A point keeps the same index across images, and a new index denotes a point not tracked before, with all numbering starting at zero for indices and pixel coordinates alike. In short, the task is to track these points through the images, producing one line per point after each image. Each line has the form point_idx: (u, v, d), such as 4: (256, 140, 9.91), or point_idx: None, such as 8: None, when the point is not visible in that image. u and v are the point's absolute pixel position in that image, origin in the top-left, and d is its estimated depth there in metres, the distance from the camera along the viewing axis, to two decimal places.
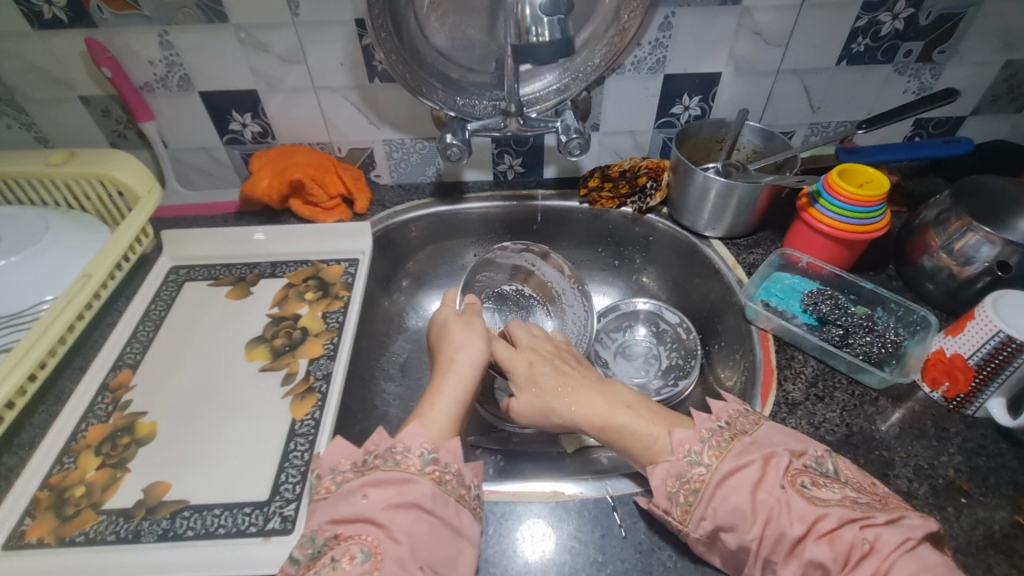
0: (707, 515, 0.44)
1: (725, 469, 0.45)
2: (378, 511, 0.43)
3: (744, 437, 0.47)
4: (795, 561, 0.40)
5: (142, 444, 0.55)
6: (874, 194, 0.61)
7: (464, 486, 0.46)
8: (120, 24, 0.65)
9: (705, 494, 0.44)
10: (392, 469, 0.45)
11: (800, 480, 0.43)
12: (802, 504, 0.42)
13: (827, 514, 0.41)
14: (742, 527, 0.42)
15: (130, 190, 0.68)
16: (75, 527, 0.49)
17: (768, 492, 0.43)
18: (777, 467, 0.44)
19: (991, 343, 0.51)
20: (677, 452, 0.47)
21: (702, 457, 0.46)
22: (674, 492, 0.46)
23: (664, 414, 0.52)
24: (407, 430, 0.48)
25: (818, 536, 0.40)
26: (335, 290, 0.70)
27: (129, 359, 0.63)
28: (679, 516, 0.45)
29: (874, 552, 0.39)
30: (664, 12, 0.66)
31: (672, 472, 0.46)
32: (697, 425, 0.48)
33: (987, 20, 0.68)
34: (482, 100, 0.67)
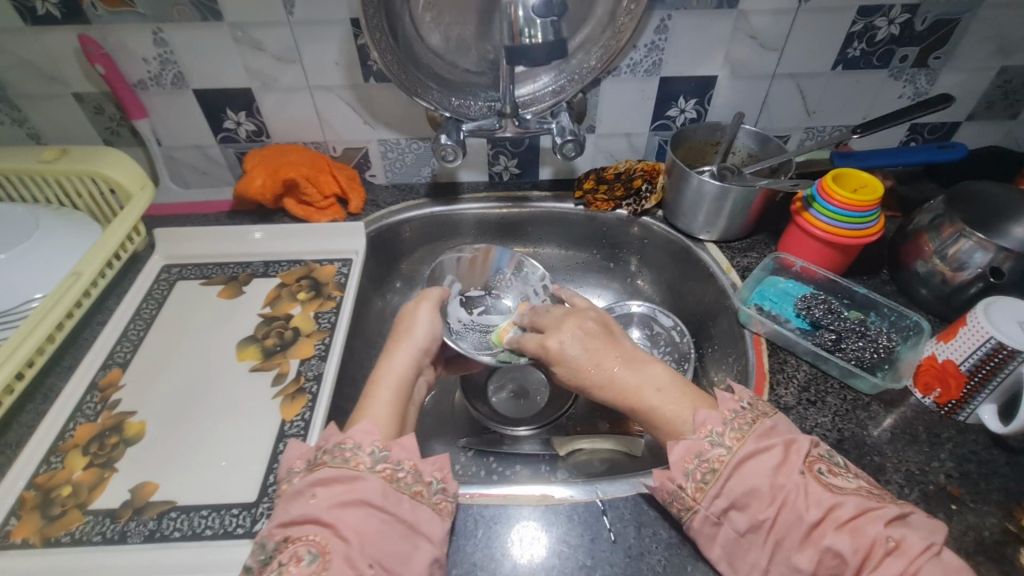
0: (722, 493, 0.44)
1: (746, 451, 0.44)
2: (325, 510, 0.42)
3: (765, 421, 0.47)
4: (812, 548, 0.40)
5: (131, 444, 0.54)
6: (867, 199, 0.61)
7: (421, 482, 0.46)
8: (114, 21, 0.64)
9: (723, 474, 0.44)
10: (340, 466, 0.44)
11: (818, 467, 0.44)
12: (820, 490, 0.42)
13: (843, 502, 0.41)
14: (755, 507, 0.42)
15: (122, 187, 0.67)
16: (61, 527, 0.49)
17: (788, 476, 0.43)
18: (799, 453, 0.44)
19: (982, 349, 0.51)
20: (699, 431, 0.47)
21: (724, 438, 0.46)
22: (690, 469, 0.45)
23: (691, 393, 0.51)
24: (359, 426, 0.47)
25: (839, 524, 0.40)
26: (328, 290, 0.70)
27: (119, 358, 0.62)
28: (692, 493, 0.45)
29: (900, 551, 0.38)
30: (660, 15, 0.66)
31: (692, 449, 0.46)
32: (720, 406, 0.48)
33: (982, 26, 0.68)
34: (477, 101, 0.67)
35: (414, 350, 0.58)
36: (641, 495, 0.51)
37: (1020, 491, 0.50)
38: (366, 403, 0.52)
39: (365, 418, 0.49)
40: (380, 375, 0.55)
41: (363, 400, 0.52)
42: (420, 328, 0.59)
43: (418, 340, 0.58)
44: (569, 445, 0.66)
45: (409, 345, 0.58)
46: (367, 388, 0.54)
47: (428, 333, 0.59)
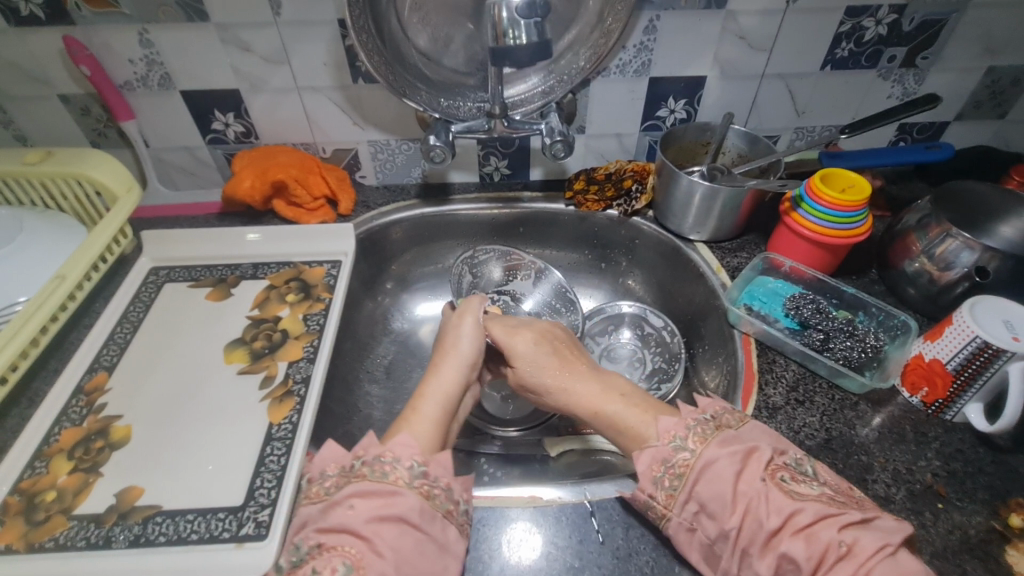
0: (690, 497, 0.45)
1: (709, 455, 0.45)
2: (363, 523, 0.43)
3: (728, 429, 0.47)
4: (772, 553, 0.41)
5: (116, 448, 0.54)
6: (855, 199, 0.61)
7: (452, 501, 0.46)
8: (99, 21, 0.64)
9: (689, 479, 0.45)
10: (379, 481, 0.45)
11: (780, 474, 0.44)
12: (780, 497, 0.42)
13: (802, 508, 0.41)
14: (721, 515, 0.43)
15: (108, 189, 0.67)
16: (45, 532, 0.48)
17: (750, 483, 0.43)
18: (758, 460, 0.44)
19: (968, 349, 0.51)
20: (663, 438, 0.48)
21: (687, 443, 0.47)
22: (659, 476, 0.46)
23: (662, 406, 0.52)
24: (398, 439, 0.49)
25: (796, 531, 0.40)
26: (317, 292, 0.70)
27: (105, 361, 0.62)
28: (663, 501, 0.46)
29: (852, 555, 0.38)
30: (649, 15, 0.66)
31: (658, 457, 0.47)
32: (683, 414, 0.49)
33: (969, 26, 0.69)
34: (465, 102, 0.67)
35: (462, 366, 0.58)
36: (629, 497, 0.51)
37: (1005, 489, 0.50)
38: (411, 417, 0.53)
39: (405, 432, 0.50)
40: (428, 391, 0.55)
41: (409, 415, 0.53)
42: (466, 339, 0.60)
43: (461, 355, 0.59)
44: (559, 446, 0.68)
45: (457, 360, 0.59)
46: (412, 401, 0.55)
47: (470, 346, 0.60)
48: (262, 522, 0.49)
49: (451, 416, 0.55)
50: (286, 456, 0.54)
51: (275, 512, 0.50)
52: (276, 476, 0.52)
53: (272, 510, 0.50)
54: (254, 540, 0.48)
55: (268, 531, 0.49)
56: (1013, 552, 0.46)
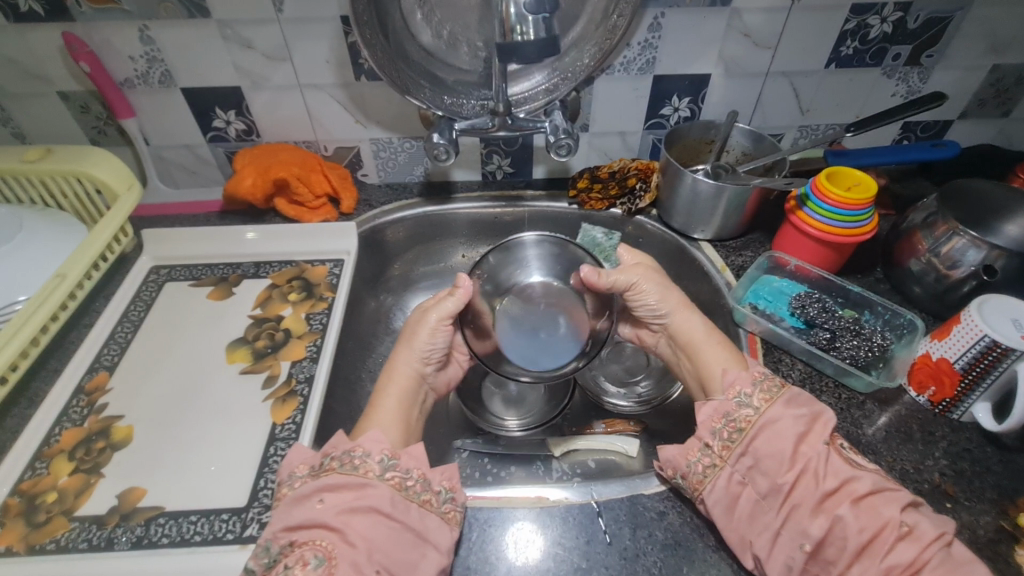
0: (748, 452, 0.47)
1: (773, 414, 0.48)
2: (332, 516, 0.43)
3: (797, 390, 0.50)
4: (824, 516, 0.44)
5: (117, 449, 0.53)
6: (862, 197, 0.61)
7: (429, 490, 0.47)
8: (98, 17, 0.63)
9: (749, 434, 0.48)
10: (349, 473, 0.46)
11: (840, 442, 0.48)
12: (840, 462, 0.46)
13: (860, 479, 0.45)
14: (775, 471, 0.46)
15: (108, 187, 0.66)
16: (46, 535, 0.48)
17: (812, 446, 0.46)
18: (824, 426, 0.48)
19: (976, 348, 0.51)
20: (730, 390, 0.51)
21: (752, 398, 0.50)
22: (719, 428, 0.49)
23: (735, 351, 0.57)
24: (368, 434, 0.49)
25: (854, 500, 0.44)
26: (319, 291, 0.69)
27: (106, 361, 0.61)
28: (719, 451, 0.48)
29: (912, 535, 0.42)
30: (653, 13, 0.66)
31: (721, 409, 0.50)
32: (751, 369, 0.52)
33: (974, 24, 0.69)
34: (469, 99, 0.66)
35: (416, 360, 0.60)
36: (636, 497, 0.51)
37: (1013, 488, 0.50)
38: (372, 415, 0.55)
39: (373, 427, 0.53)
40: (387, 389, 0.57)
41: (369, 413, 0.55)
42: (421, 337, 0.60)
43: (411, 355, 0.60)
44: (564, 445, 0.66)
45: (410, 354, 0.60)
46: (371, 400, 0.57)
47: (425, 344, 0.60)
48: (266, 524, 0.49)
49: (410, 407, 0.57)
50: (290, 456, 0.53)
51: None
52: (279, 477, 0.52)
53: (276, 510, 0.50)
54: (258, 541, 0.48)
55: None
56: (1022, 552, 0.46)
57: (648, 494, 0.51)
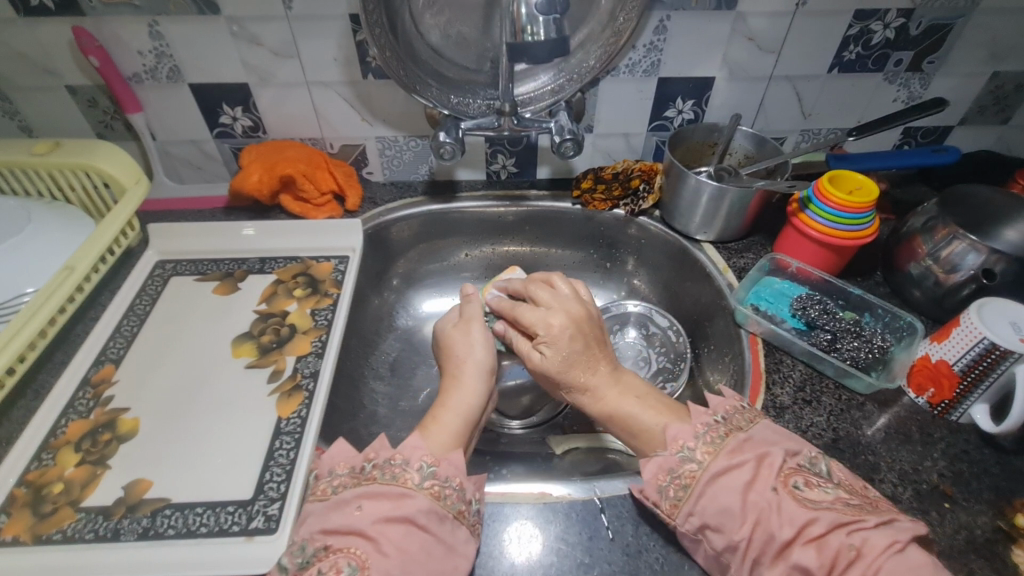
0: (695, 510, 0.45)
1: (717, 467, 0.45)
2: (368, 524, 0.43)
3: (739, 435, 0.47)
4: (782, 563, 0.41)
5: (124, 441, 0.54)
6: (863, 201, 0.61)
7: (464, 501, 0.46)
8: (108, 12, 0.63)
9: (694, 491, 0.45)
10: (389, 482, 0.45)
11: (792, 481, 0.44)
12: (792, 507, 0.42)
13: (816, 518, 0.41)
14: (730, 527, 0.43)
15: (115, 181, 0.67)
16: (53, 525, 0.48)
17: (760, 493, 0.43)
18: (770, 467, 0.44)
19: (975, 350, 0.51)
20: (672, 446, 0.48)
21: (695, 453, 0.47)
22: (665, 485, 0.46)
23: (663, 404, 0.53)
24: (408, 441, 0.49)
25: (807, 540, 0.40)
26: (324, 287, 0.69)
27: (112, 354, 0.62)
28: (667, 509, 0.46)
29: (862, 558, 0.39)
30: (659, 16, 0.66)
31: (664, 466, 0.47)
32: (694, 420, 0.49)
33: (975, 32, 0.69)
34: (476, 99, 0.67)
35: (480, 374, 0.57)
36: (638, 494, 0.51)
37: (1010, 489, 0.51)
38: (433, 424, 0.52)
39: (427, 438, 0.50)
40: (448, 399, 0.55)
41: (431, 422, 0.52)
42: (477, 347, 0.58)
43: (473, 363, 0.57)
44: (564, 444, 0.68)
45: (474, 368, 0.57)
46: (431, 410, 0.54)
47: (483, 353, 0.58)
48: (272, 516, 0.49)
49: (472, 425, 0.54)
50: (295, 450, 0.54)
51: (285, 506, 0.50)
52: (285, 470, 0.52)
53: (282, 504, 0.50)
54: (263, 533, 0.48)
55: (277, 525, 0.48)
56: (1019, 552, 0.47)
57: (649, 491, 0.51)
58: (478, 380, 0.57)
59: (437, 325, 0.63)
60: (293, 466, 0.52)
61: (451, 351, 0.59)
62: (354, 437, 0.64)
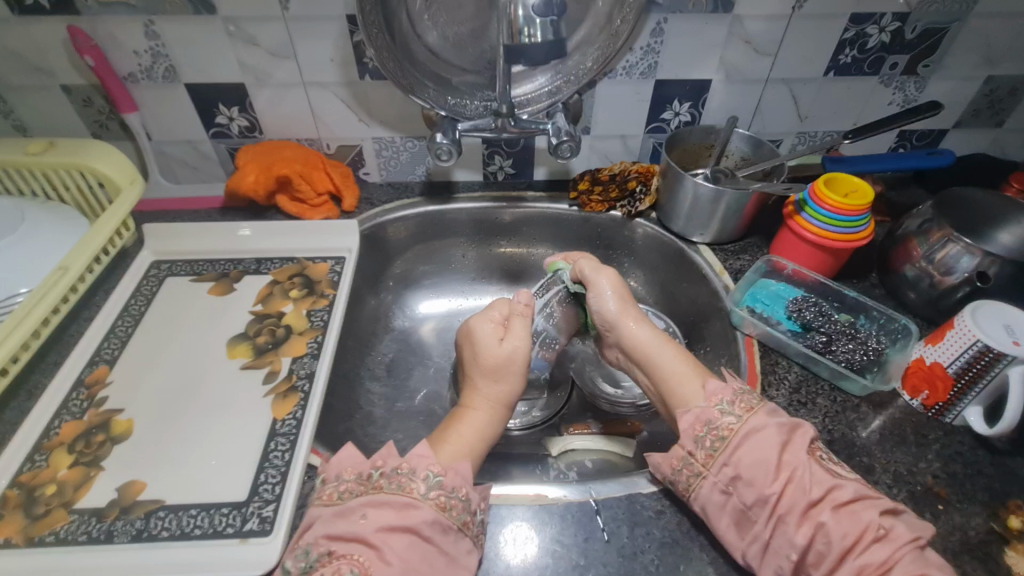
0: (730, 461, 0.46)
1: (755, 422, 0.47)
2: (372, 531, 0.43)
3: (772, 404, 0.49)
4: (809, 523, 0.43)
5: (118, 442, 0.53)
6: (858, 204, 0.62)
7: (469, 512, 0.46)
8: (104, 12, 0.63)
9: (731, 443, 0.47)
10: (395, 492, 0.45)
11: (820, 452, 0.47)
12: (822, 472, 0.45)
13: (844, 486, 0.44)
14: (761, 482, 0.45)
15: (111, 180, 0.66)
16: (45, 527, 0.48)
17: (794, 454, 0.45)
18: (802, 436, 0.47)
19: (969, 352, 0.52)
20: (711, 400, 0.50)
21: (734, 408, 0.49)
22: (700, 436, 0.48)
23: (695, 364, 0.55)
24: (415, 450, 0.49)
25: (837, 505, 0.43)
26: (320, 288, 0.69)
27: (106, 355, 0.61)
28: (701, 459, 0.47)
29: (888, 538, 0.41)
30: (656, 18, 0.66)
31: (702, 417, 0.49)
32: (731, 382, 0.51)
33: (970, 36, 0.70)
34: (473, 100, 0.67)
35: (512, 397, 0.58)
36: (633, 496, 0.51)
37: (1004, 491, 0.51)
38: (447, 437, 0.52)
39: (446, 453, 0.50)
40: (467, 417, 0.55)
41: (441, 438, 0.52)
42: (509, 376, 0.57)
43: (500, 394, 0.57)
44: (560, 444, 0.67)
45: (506, 394, 0.57)
46: (443, 426, 0.54)
47: (517, 382, 0.58)
48: (266, 518, 0.49)
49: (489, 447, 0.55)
50: (290, 451, 0.53)
51: (279, 508, 0.49)
52: (280, 472, 0.52)
53: (276, 505, 0.50)
54: (258, 535, 0.48)
55: (272, 526, 0.48)
56: (1013, 554, 0.47)
57: (645, 493, 0.51)
58: (503, 406, 0.57)
59: (471, 327, 0.61)
60: (288, 468, 0.52)
61: (486, 371, 0.58)
62: (349, 439, 0.63)
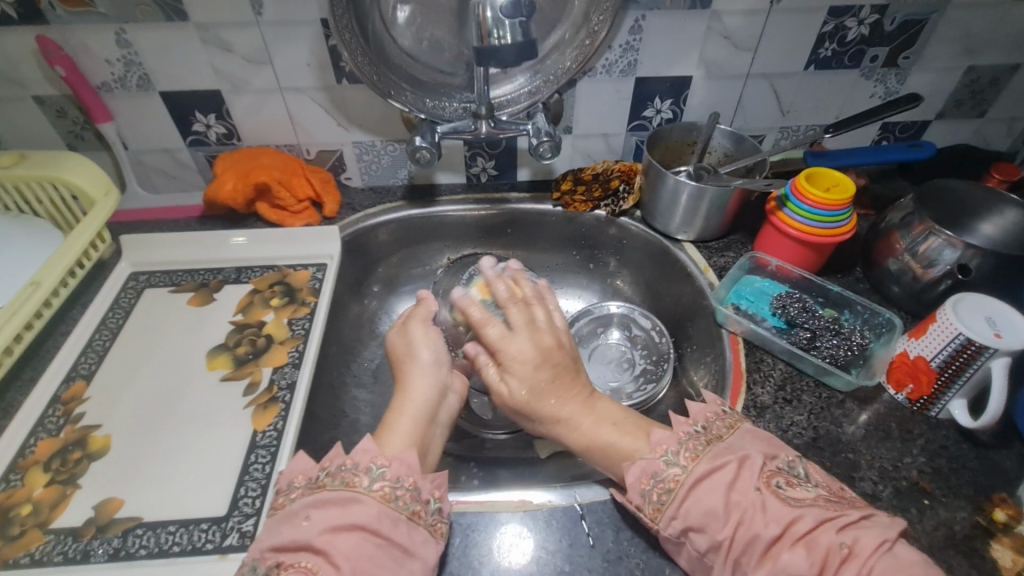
0: (678, 514, 0.44)
1: (700, 470, 0.46)
2: (316, 535, 0.42)
3: (719, 443, 0.47)
4: (769, 563, 0.41)
5: (94, 459, 0.53)
6: (840, 198, 0.61)
7: (419, 501, 0.46)
8: (74, 21, 0.62)
9: (678, 494, 0.45)
10: (338, 489, 0.45)
11: (775, 481, 0.45)
12: (777, 505, 0.43)
13: (801, 516, 0.42)
14: (713, 527, 0.43)
15: (84, 192, 0.65)
16: (20, 548, 0.47)
17: (744, 493, 0.44)
18: (751, 469, 0.45)
19: (952, 345, 0.51)
20: (655, 452, 0.48)
21: (678, 458, 0.47)
22: (648, 490, 0.46)
23: (635, 423, 0.53)
24: (359, 445, 0.48)
25: (795, 540, 0.41)
26: (302, 296, 0.69)
27: (83, 370, 0.60)
28: (649, 512, 0.46)
29: (854, 556, 0.39)
30: (634, 15, 0.66)
31: (647, 470, 0.47)
32: (675, 429, 0.49)
33: (949, 27, 0.70)
34: (451, 102, 0.66)
35: (428, 372, 0.57)
36: (618, 500, 0.51)
37: (988, 484, 0.51)
38: (387, 429, 0.52)
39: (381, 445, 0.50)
40: (399, 399, 0.55)
41: (385, 429, 0.52)
42: (421, 347, 0.58)
43: (424, 361, 0.57)
44: (549, 447, 0.66)
45: (420, 368, 0.57)
46: (388, 413, 0.54)
47: (428, 354, 0.58)
48: (246, 533, 0.48)
49: (426, 425, 0.53)
50: (270, 464, 0.53)
51: (259, 522, 0.49)
52: (260, 485, 0.51)
53: (257, 519, 0.49)
54: (238, 551, 0.47)
55: (252, 541, 0.48)
56: (998, 547, 0.47)
57: (629, 495, 0.51)
58: (421, 373, 0.57)
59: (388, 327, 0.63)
60: (268, 480, 0.51)
61: (398, 358, 0.59)
62: (334, 447, 0.63)
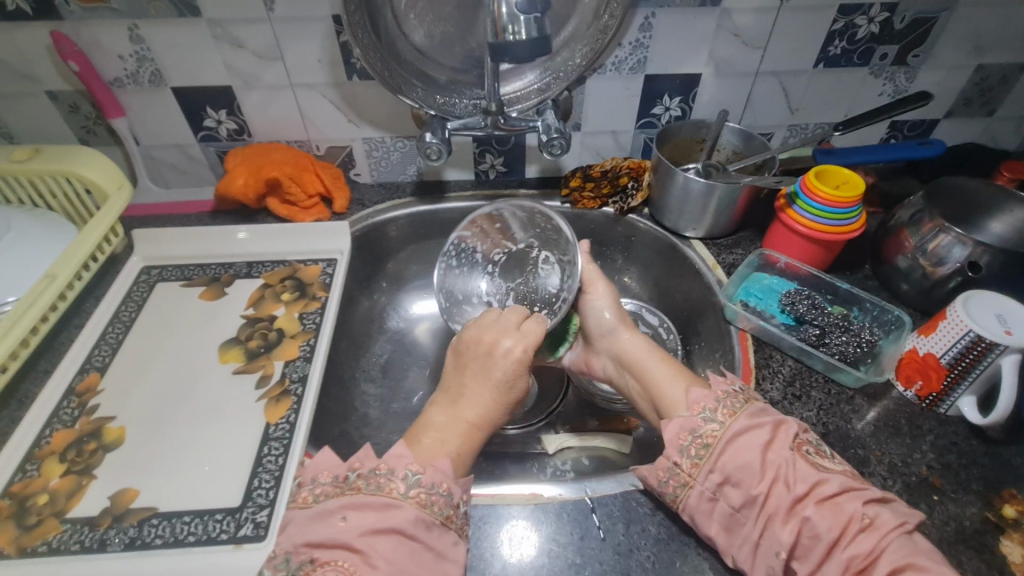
0: (716, 467, 0.46)
1: (738, 426, 0.48)
2: (355, 537, 0.43)
3: (757, 403, 0.50)
4: (795, 518, 0.44)
5: (110, 450, 0.53)
6: (849, 196, 0.61)
7: (451, 506, 0.46)
8: (88, 16, 0.62)
9: (716, 449, 0.47)
10: (374, 493, 0.45)
11: (806, 448, 0.47)
12: (806, 467, 0.45)
13: (828, 479, 0.44)
14: (748, 483, 0.45)
15: (97, 187, 0.65)
16: (38, 536, 0.47)
17: (778, 452, 0.46)
18: (786, 433, 0.47)
19: (962, 342, 0.52)
20: (693, 409, 0.50)
21: (716, 414, 0.49)
22: (686, 445, 0.48)
23: (687, 371, 0.57)
24: (394, 450, 0.48)
25: (820, 500, 0.43)
26: (312, 290, 0.69)
27: (97, 362, 0.61)
28: (687, 469, 0.47)
29: (873, 527, 0.42)
30: (644, 13, 0.66)
31: (686, 426, 0.49)
32: (714, 386, 0.51)
33: (959, 26, 0.70)
34: (462, 99, 0.66)
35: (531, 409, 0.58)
36: (628, 493, 0.51)
37: (998, 480, 0.51)
38: (426, 439, 0.51)
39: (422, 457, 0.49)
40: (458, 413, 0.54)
41: (424, 438, 0.52)
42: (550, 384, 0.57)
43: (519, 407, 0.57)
44: (557, 442, 0.67)
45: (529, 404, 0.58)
46: (437, 425, 0.53)
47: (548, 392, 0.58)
48: (261, 523, 0.49)
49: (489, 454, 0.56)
50: (283, 456, 0.53)
51: (273, 513, 0.49)
52: (274, 476, 0.52)
53: (270, 510, 0.50)
54: (253, 541, 0.48)
55: (267, 532, 0.48)
56: (1007, 543, 0.47)
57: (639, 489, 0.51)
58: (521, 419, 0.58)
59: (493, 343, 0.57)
60: (282, 473, 0.52)
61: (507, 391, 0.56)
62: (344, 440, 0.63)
